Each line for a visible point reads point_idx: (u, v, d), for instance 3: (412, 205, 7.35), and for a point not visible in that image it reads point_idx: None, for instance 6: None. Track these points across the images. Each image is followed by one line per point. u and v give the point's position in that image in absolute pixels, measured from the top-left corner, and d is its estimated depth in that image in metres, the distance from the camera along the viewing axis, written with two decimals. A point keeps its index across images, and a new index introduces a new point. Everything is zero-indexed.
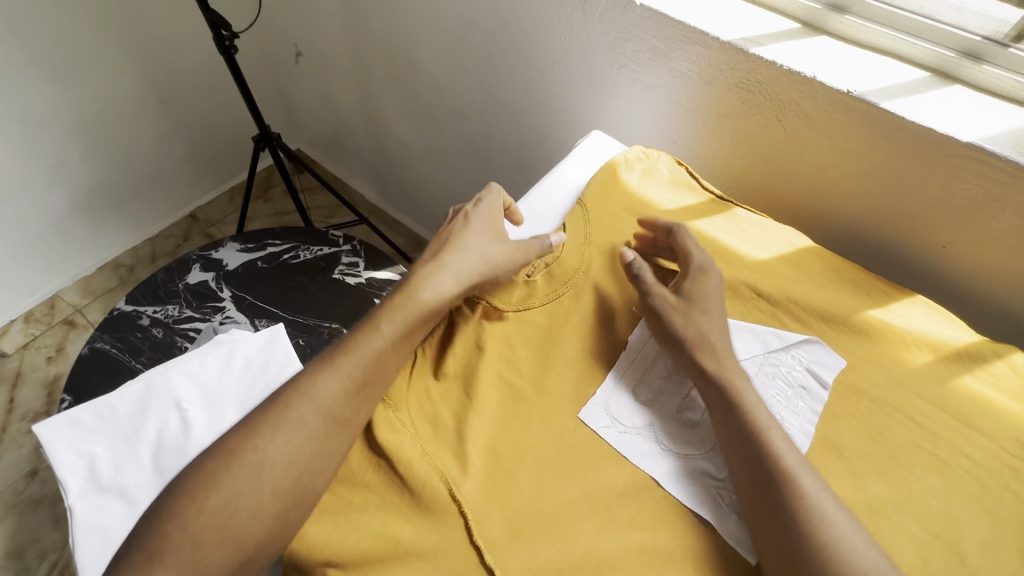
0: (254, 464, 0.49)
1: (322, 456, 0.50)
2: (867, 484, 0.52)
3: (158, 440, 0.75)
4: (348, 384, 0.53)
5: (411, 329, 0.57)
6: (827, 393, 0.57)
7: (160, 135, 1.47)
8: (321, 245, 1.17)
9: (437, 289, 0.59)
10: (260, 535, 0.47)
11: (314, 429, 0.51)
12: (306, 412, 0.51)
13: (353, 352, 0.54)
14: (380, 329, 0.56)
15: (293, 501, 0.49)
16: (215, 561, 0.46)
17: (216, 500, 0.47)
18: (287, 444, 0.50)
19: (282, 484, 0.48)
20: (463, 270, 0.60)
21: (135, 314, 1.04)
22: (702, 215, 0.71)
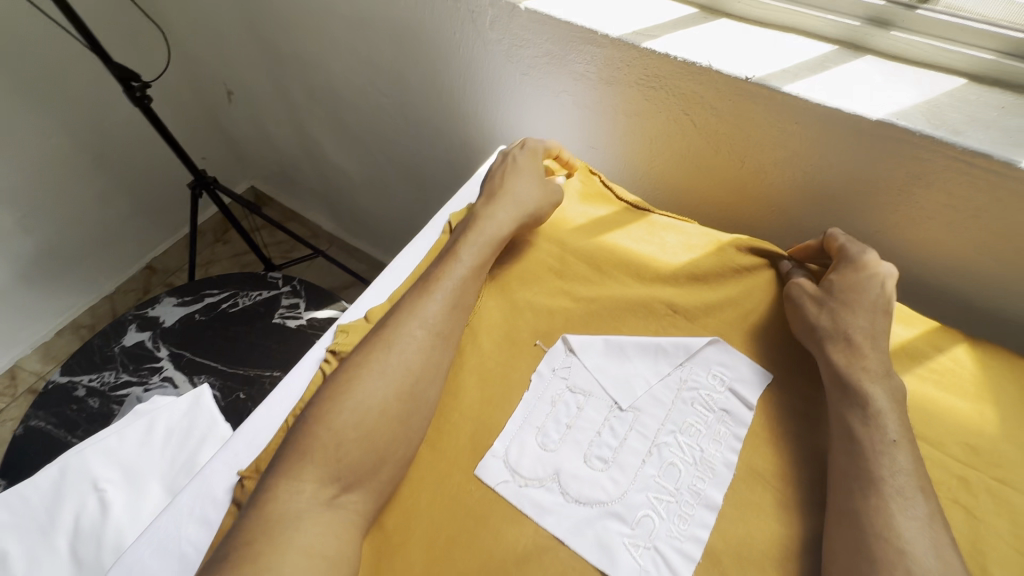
0: (379, 371, 0.49)
1: (431, 369, 0.51)
2: (798, 516, 0.47)
3: (74, 527, 0.71)
4: (446, 301, 0.54)
5: (487, 254, 0.59)
6: (751, 415, 0.52)
7: (101, 192, 1.44)
8: (259, 289, 1.13)
9: (499, 215, 0.60)
10: (389, 437, 0.47)
11: (423, 342, 0.52)
12: (413, 328, 0.52)
13: (445, 276, 0.56)
14: (461, 253, 0.57)
15: (413, 406, 0.49)
16: (354, 458, 0.46)
17: (352, 400, 0.47)
18: (413, 356, 0.51)
19: (405, 388, 0.49)
20: (524, 202, 0.62)
21: (70, 386, 1.01)
22: (614, 226, 0.66)
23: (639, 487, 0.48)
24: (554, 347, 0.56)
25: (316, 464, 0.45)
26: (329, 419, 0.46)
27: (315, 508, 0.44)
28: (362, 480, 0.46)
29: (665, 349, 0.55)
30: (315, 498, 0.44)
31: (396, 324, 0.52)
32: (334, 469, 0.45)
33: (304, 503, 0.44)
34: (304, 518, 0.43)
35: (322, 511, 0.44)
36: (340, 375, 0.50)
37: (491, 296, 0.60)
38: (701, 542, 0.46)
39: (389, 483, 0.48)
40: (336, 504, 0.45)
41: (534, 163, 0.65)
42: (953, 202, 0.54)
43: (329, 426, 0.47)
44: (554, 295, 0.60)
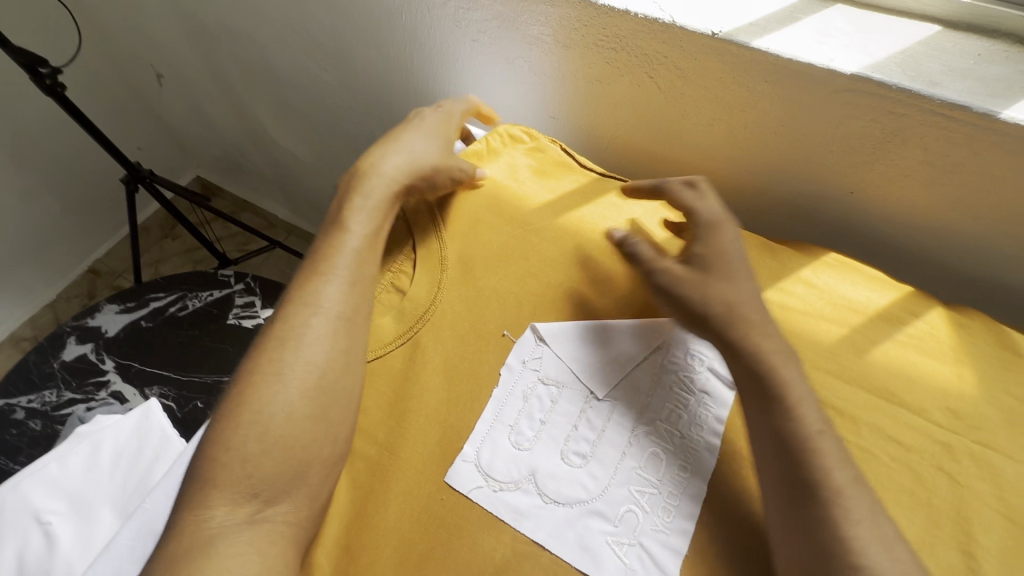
0: (276, 374, 0.46)
1: (339, 353, 0.48)
2: None
3: (20, 564, 0.66)
4: (343, 279, 0.51)
5: (380, 219, 0.55)
6: (731, 394, 0.49)
7: (24, 194, 1.32)
8: (209, 289, 1.05)
9: (390, 172, 0.57)
10: (305, 438, 0.44)
11: (324, 329, 0.48)
12: (309, 317, 0.48)
13: (337, 253, 0.52)
14: (348, 225, 0.54)
15: (329, 400, 0.46)
16: (269, 471, 0.43)
17: (250, 413, 0.44)
18: (314, 346, 0.47)
19: (311, 383, 0.46)
20: (418, 160, 0.58)
21: (7, 409, 0.93)
22: (583, 200, 0.61)
23: (620, 481, 0.46)
24: (524, 337, 0.52)
25: (227, 487, 0.42)
26: (228, 439, 0.43)
27: (238, 528, 0.41)
28: (286, 490, 0.43)
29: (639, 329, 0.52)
30: (247, 521, 0.41)
31: (285, 318, 0.49)
32: (247, 486, 0.42)
33: (219, 525, 0.41)
34: (222, 540, 0.40)
35: (242, 531, 0.41)
36: (236, 384, 0.47)
37: (419, 282, 0.56)
38: (687, 533, 0.43)
39: (324, 485, 0.44)
40: (259, 520, 0.42)
41: (441, 126, 0.62)
42: (930, 157, 0.52)
43: (245, 453, 0.43)
44: (519, 280, 0.56)
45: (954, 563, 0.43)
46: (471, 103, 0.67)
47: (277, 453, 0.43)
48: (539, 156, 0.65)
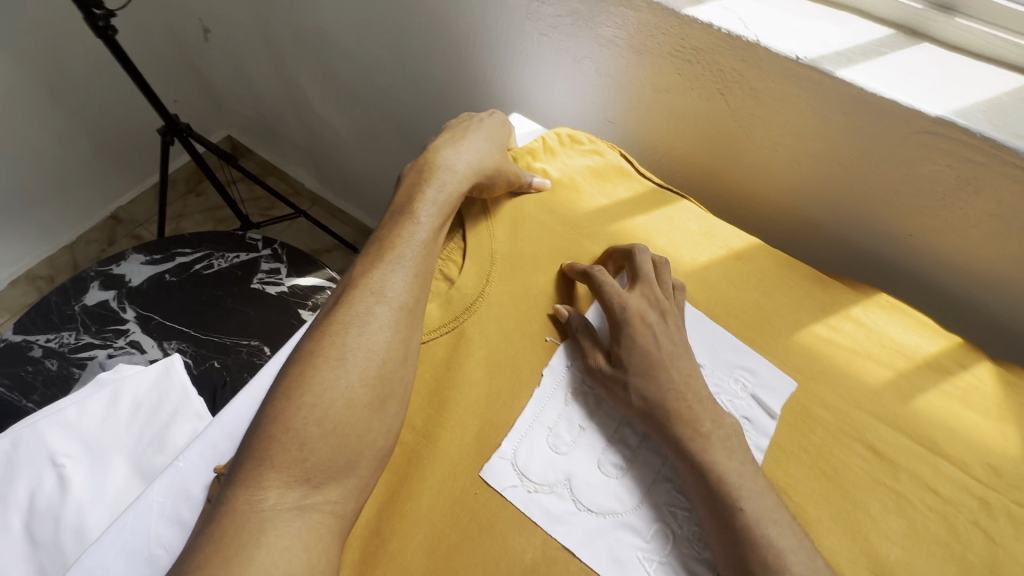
0: (338, 358, 0.45)
1: (398, 346, 0.47)
2: (817, 533, 0.45)
3: (31, 504, 0.66)
4: (409, 269, 0.51)
5: (447, 213, 0.55)
6: (774, 423, 0.49)
7: (58, 132, 1.31)
8: (236, 251, 1.05)
9: (459, 170, 0.56)
10: (361, 427, 0.44)
11: (387, 318, 0.48)
12: (373, 303, 0.48)
13: (403, 240, 0.52)
14: (417, 215, 0.54)
15: (386, 391, 0.46)
16: (322, 456, 0.43)
17: (310, 396, 0.44)
18: (376, 335, 0.47)
19: (372, 371, 0.46)
20: (484, 158, 0.58)
21: (25, 345, 0.93)
22: (638, 210, 0.61)
23: (656, 496, 0.45)
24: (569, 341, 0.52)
25: (280, 470, 0.42)
26: (288, 420, 0.43)
27: (282, 513, 0.40)
28: (336, 476, 0.43)
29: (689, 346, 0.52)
30: (279, 494, 0.41)
31: (350, 303, 0.48)
32: (301, 470, 0.42)
33: (266, 497, 0.40)
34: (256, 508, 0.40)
35: (277, 502, 0.41)
36: (295, 363, 0.46)
37: (469, 272, 0.55)
38: None
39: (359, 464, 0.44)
40: (295, 493, 0.41)
41: (498, 130, 0.62)
42: (1001, 210, 0.51)
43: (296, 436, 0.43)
44: (568, 283, 0.55)
45: None
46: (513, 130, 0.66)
47: (328, 439, 0.43)
48: (596, 160, 0.64)
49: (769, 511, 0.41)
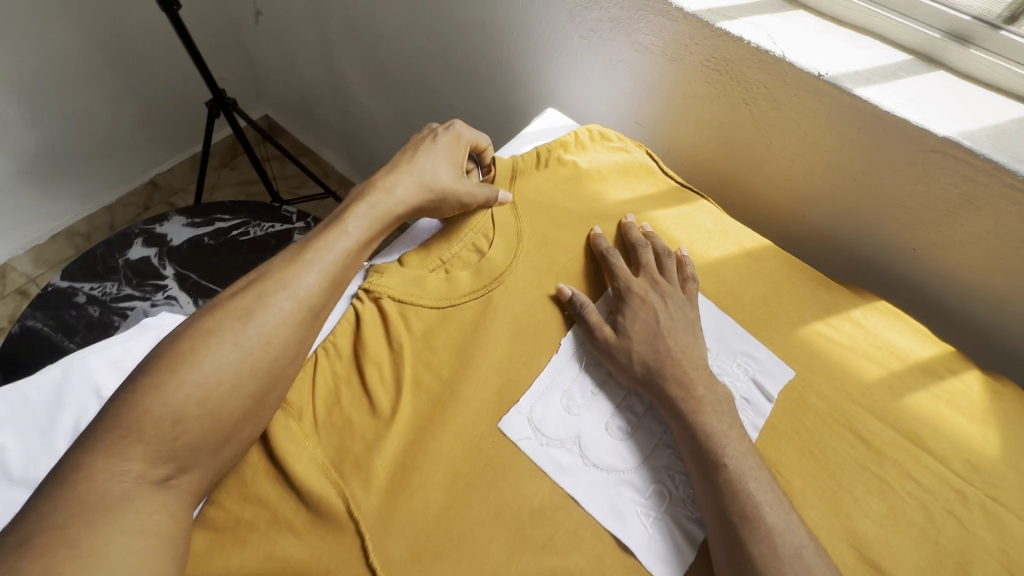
0: (230, 346, 0.45)
1: (291, 349, 0.48)
2: (803, 506, 0.49)
3: (74, 431, 0.70)
4: (325, 276, 0.51)
5: (377, 230, 0.56)
6: (771, 406, 0.53)
7: (110, 98, 1.39)
8: (272, 221, 1.10)
9: (405, 193, 0.58)
10: (235, 417, 0.45)
11: (290, 317, 0.48)
12: (280, 299, 0.48)
13: (329, 246, 0.52)
14: (348, 225, 0.54)
15: (268, 389, 0.47)
16: (190, 438, 0.43)
17: (192, 375, 0.43)
18: (272, 331, 0.47)
19: (258, 367, 0.46)
20: (434, 180, 0.60)
21: (70, 291, 0.99)
22: (660, 204, 0.65)
23: (657, 460, 0.49)
24: None
25: (146, 443, 0.41)
26: (164, 393, 0.42)
27: None
28: (198, 460, 0.43)
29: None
30: None
31: (259, 294, 0.48)
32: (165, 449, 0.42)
33: None
34: None
35: None
36: (177, 342, 0.46)
37: (498, 246, 0.60)
38: None
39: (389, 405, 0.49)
40: None
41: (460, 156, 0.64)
42: (999, 229, 0.55)
43: (165, 405, 0.42)
44: (590, 264, 0.60)
45: None
46: (486, 144, 0.68)
47: (202, 421, 0.43)
48: (623, 156, 0.68)
49: (754, 474, 0.45)
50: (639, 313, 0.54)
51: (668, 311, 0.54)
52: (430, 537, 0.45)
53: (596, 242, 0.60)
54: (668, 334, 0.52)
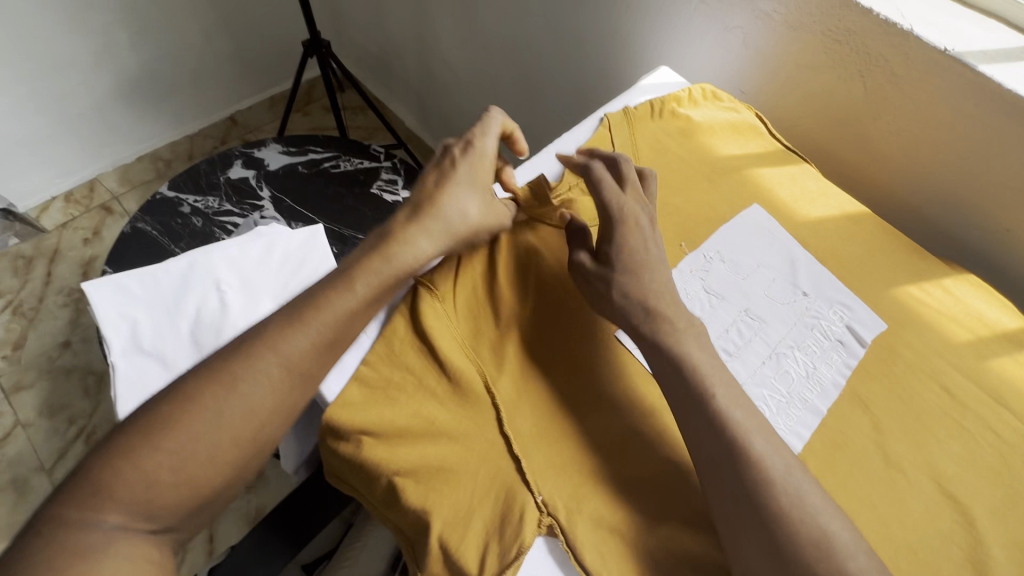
0: (211, 414, 0.44)
1: (276, 414, 0.46)
2: (889, 440, 0.53)
3: (196, 316, 0.76)
4: (316, 340, 0.48)
5: (386, 287, 0.52)
6: (863, 350, 0.57)
7: (207, 30, 1.46)
8: (361, 158, 1.15)
9: (420, 243, 0.54)
10: (211, 479, 0.44)
11: (276, 382, 0.46)
12: (270, 363, 0.46)
13: (329, 305, 0.49)
14: (354, 283, 0.51)
15: (247, 451, 0.45)
16: (168, 502, 0.43)
17: (165, 439, 0.43)
18: (254, 397, 0.45)
19: (240, 433, 0.45)
20: (455, 228, 0.55)
21: (176, 201, 1.06)
22: (767, 163, 0.69)
23: (757, 382, 0.54)
24: (696, 251, 0.61)
25: (121, 505, 0.41)
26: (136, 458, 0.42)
27: None
28: (175, 519, 0.43)
29: (795, 276, 0.61)
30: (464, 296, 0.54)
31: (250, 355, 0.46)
32: (143, 507, 0.42)
33: None
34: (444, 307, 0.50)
35: None
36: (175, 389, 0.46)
37: None
38: (802, 439, 0.52)
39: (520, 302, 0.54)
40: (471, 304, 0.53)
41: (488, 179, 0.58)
42: None
43: (138, 467, 0.42)
44: (700, 207, 0.64)
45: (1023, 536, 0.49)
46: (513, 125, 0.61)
47: (178, 489, 0.43)
48: (734, 116, 0.72)
49: None
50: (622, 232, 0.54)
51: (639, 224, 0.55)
52: (554, 419, 0.50)
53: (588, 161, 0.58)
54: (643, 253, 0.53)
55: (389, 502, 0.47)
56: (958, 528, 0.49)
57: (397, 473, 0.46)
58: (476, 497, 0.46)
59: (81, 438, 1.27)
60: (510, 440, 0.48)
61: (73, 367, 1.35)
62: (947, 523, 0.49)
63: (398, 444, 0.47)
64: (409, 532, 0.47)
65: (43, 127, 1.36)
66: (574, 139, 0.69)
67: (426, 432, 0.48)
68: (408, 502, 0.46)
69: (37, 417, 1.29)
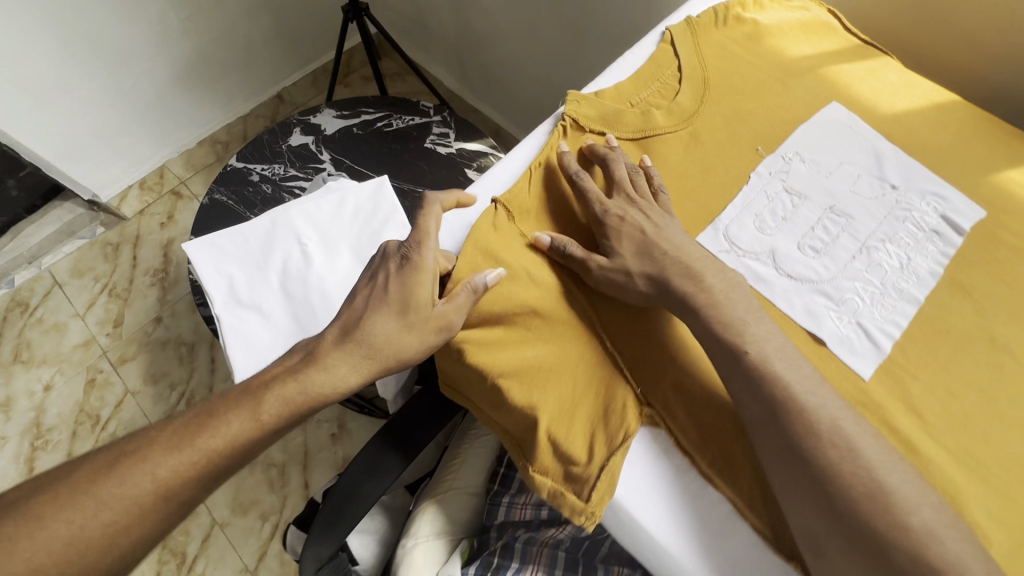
0: (85, 511, 0.44)
1: (150, 523, 0.46)
2: (994, 323, 0.51)
3: (284, 268, 0.82)
4: (204, 465, 0.48)
5: (296, 412, 0.52)
6: (962, 239, 0.55)
7: (248, 9, 1.49)
8: (412, 114, 1.17)
9: (341, 369, 0.53)
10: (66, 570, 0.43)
11: (153, 499, 0.46)
12: (145, 482, 0.46)
13: (229, 427, 0.49)
14: (261, 410, 0.50)
15: (111, 546, 0.45)
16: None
17: (29, 532, 0.42)
18: (126, 504, 0.45)
19: (103, 533, 0.44)
20: (385, 346, 0.54)
21: (245, 171, 1.11)
22: (844, 59, 0.66)
23: (847, 276, 0.53)
24: (775, 154, 0.60)
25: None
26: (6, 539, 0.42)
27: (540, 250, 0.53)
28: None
29: (882, 169, 0.58)
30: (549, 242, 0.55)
31: (130, 468, 0.46)
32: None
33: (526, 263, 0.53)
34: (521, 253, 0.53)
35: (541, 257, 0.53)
36: (109, 457, 0.47)
37: (685, 93, 0.63)
38: (899, 327, 0.51)
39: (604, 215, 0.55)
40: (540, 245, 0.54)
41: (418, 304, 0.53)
42: None
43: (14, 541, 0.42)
44: (775, 111, 0.62)
45: None
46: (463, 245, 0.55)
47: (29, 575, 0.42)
48: (804, 15, 0.69)
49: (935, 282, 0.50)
50: (627, 220, 0.53)
51: (651, 220, 0.54)
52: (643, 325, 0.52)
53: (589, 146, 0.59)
54: (658, 240, 0.52)
55: (495, 404, 0.51)
56: None
57: (500, 375, 0.49)
58: (578, 392, 0.49)
59: (183, 402, 1.40)
60: (604, 339, 0.51)
61: (167, 339, 1.47)
62: None
63: (501, 348, 0.50)
64: (516, 432, 0.50)
65: (113, 120, 1.44)
66: (640, 54, 0.67)
67: (524, 338, 0.50)
68: (514, 402, 0.49)
69: (141, 385, 1.42)
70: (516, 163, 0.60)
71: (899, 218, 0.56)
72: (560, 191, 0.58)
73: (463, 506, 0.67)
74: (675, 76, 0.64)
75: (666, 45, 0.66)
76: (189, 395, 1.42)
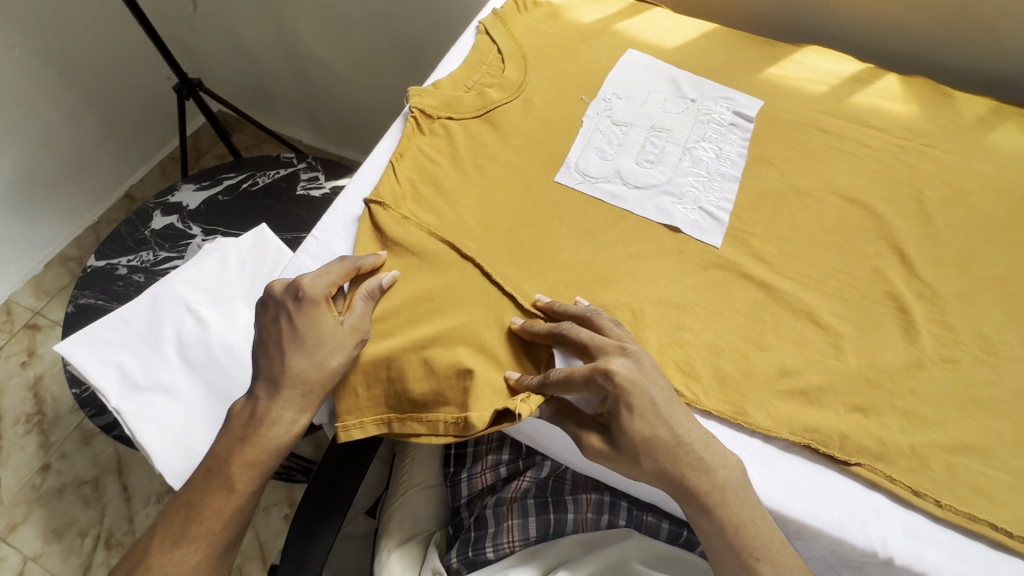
0: None
1: None
2: (795, 179, 0.63)
3: (178, 339, 0.78)
4: (208, 552, 0.50)
5: (268, 471, 0.52)
6: (752, 125, 0.68)
7: (71, 114, 1.41)
8: (275, 168, 1.17)
9: (286, 415, 0.51)
10: None
11: None
12: None
13: (215, 511, 0.50)
14: (233, 485, 0.51)
15: None
16: None
17: None
18: None
19: None
20: (316, 379, 0.51)
21: (110, 267, 1.05)
22: (626, 17, 0.79)
23: (681, 174, 0.63)
24: (598, 99, 0.70)
25: None
26: None
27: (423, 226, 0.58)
28: None
29: (680, 89, 0.70)
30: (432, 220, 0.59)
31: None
32: None
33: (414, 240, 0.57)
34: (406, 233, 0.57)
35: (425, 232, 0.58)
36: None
37: (510, 68, 0.72)
38: (730, 202, 0.62)
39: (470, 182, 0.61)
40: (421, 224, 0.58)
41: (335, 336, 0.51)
42: None
43: None
44: (586, 66, 0.73)
45: (910, 208, 0.62)
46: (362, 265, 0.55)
47: None
48: None
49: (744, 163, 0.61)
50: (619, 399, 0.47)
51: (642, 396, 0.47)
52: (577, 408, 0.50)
53: (543, 304, 0.54)
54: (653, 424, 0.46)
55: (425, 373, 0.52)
56: (864, 220, 0.61)
57: (423, 345, 0.53)
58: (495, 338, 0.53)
59: (99, 546, 1.23)
60: (503, 285, 0.55)
61: (63, 485, 1.29)
62: (855, 218, 0.61)
63: (412, 325, 0.54)
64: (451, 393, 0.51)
65: None
66: (462, 48, 0.75)
67: (432, 308, 0.55)
68: (442, 363, 0.52)
69: (43, 545, 1.23)
70: (379, 161, 0.64)
71: (705, 121, 0.68)
72: (428, 172, 0.63)
73: (427, 499, 0.67)
74: (497, 58, 0.73)
75: (481, 35, 0.75)
76: (106, 535, 1.24)
